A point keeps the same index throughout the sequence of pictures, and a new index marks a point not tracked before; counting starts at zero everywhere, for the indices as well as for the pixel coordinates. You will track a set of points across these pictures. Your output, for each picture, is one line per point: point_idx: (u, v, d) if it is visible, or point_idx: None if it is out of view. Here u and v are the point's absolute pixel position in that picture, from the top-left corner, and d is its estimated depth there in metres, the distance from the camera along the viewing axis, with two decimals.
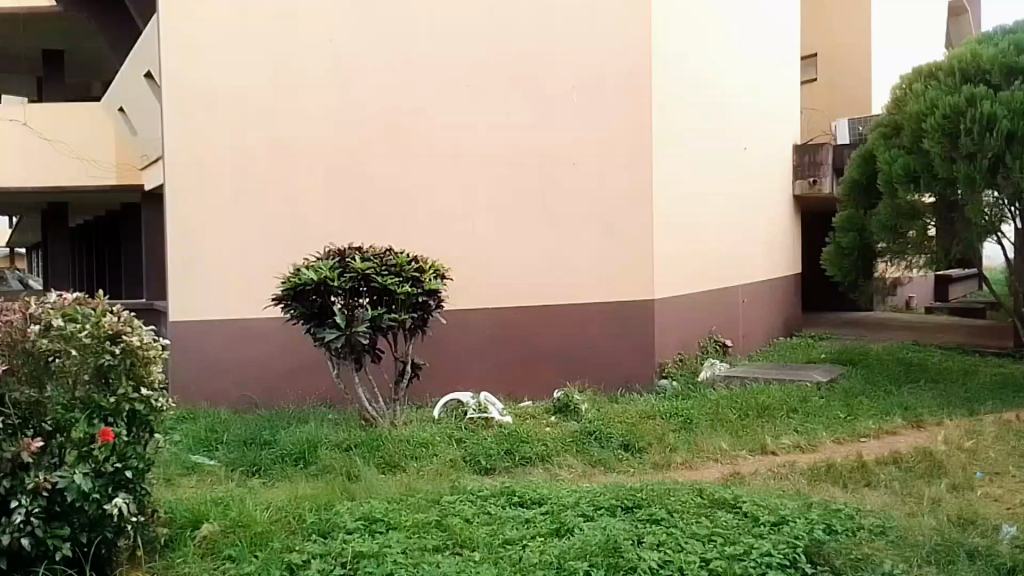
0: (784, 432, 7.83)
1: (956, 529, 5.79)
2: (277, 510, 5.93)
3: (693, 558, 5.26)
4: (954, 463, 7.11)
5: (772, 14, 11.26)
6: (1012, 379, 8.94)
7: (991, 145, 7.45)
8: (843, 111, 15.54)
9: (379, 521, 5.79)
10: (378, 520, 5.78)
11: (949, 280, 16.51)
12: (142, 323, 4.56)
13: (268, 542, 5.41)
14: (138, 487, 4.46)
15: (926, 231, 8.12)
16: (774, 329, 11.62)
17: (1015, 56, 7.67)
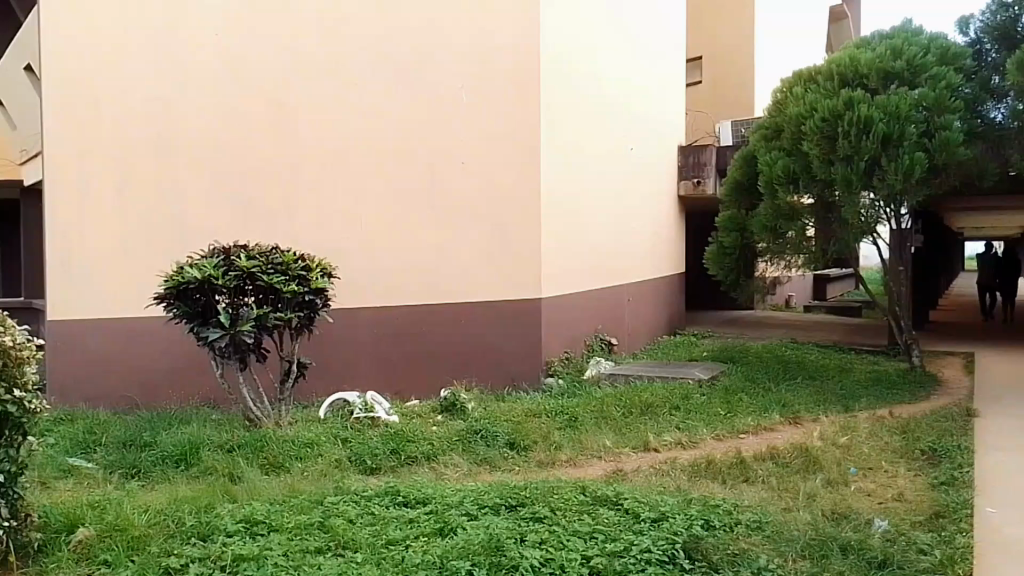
0: (667, 429, 7.92)
1: (830, 524, 5.85)
2: (156, 513, 5.73)
3: (574, 555, 5.23)
4: (829, 459, 7.21)
5: (657, 20, 11.60)
6: (885, 374, 9.23)
7: (867, 148, 7.56)
8: (724, 113, 16.10)
9: (261, 524, 5.65)
10: (260, 522, 5.64)
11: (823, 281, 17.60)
12: (15, 322, 4.41)
13: (145, 546, 5.24)
14: (12, 489, 4.43)
15: (805, 232, 8.21)
16: (657, 327, 11.96)
17: (891, 61, 7.81)
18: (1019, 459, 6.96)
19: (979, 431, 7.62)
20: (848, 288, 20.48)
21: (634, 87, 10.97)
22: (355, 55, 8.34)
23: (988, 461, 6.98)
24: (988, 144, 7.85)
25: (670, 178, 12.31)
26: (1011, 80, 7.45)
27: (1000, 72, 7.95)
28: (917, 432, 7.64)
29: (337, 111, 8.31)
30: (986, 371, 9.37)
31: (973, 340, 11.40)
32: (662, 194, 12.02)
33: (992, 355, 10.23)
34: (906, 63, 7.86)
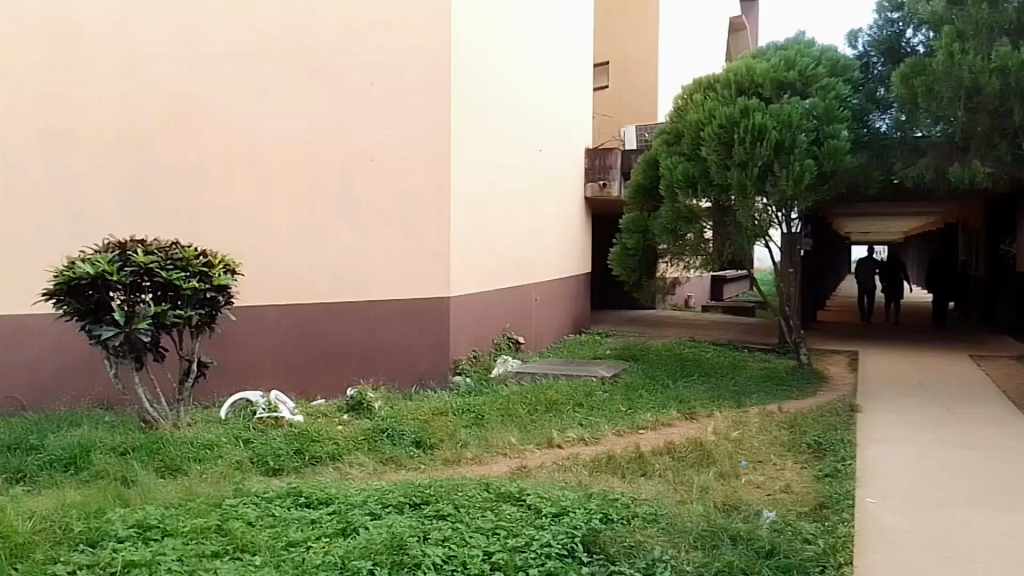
0: (570, 426, 8.09)
1: (722, 516, 6.05)
2: (42, 519, 5.51)
3: (476, 551, 5.25)
4: (722, 453, 7.48)
5: (565, 22, 11.85)
6: (775, 370, 9.70)
7: (761, 154, 7.83)
8: (628, 117, 16.53)
9: (154, 528, 5.46)
10: (153, 527, 5.45)
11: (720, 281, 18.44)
12: None
13: (29, 553, 5.01)
14: None
15: (703, 233, 8.53)
16: (563, 325, 12.23)
17: (784, 71, 8.04)
18: (898, 448, 7.39)
19: (859, 423, 8.05)
20: (744, 287, 21.77)
21: (543, 89, 11.18)
22: (263, 49, 8.15)
23: (871, 452, 7.38)
24: (873, 152, 8.28)
25: (576, 180, 12.66)
26: (895, 92, 7.80)
27: (884, 84, 8.40)
28: (803, 426, 8.00)
29: (243, 104, 8.10)
30: (868, 368, 9.95)
31: (857, 338, 12.09)
32: (570, 193, 12.33)
33: (872, 352, 10.90)
34: (799, 73, 8.11)
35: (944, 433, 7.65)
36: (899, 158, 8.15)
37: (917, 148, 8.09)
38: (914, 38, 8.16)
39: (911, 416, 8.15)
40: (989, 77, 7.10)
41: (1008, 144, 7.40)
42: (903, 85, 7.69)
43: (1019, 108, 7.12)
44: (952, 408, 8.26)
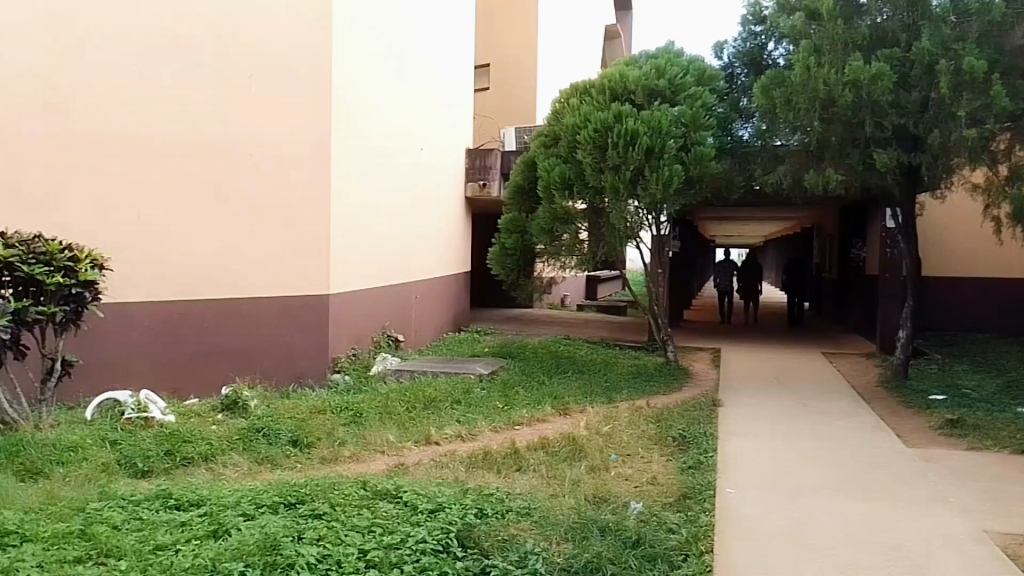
0: (447, 423, 8.17)
1: (591, 508, 6.16)
2: None
3: (352, 550, 5.16)
4: (593, 447, 7.62)
5: (444, 26, 12.09)
6: (644, 367, 10.11)
7: (632, 158, 8.05)
8: (509, 118, 16.95)
9: (11, 535, 5.22)
10: (10, 533, 5.22)
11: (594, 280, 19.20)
12: None
13: None
14: None
15: (578, 235, 8.69)
16: (443, 323, 12.50)
17: (654, 79, 8.31)
18: (756, 438, 7.76)
19: (720, 416, 8.40)
20: (616, 287, 22.44)
21: (425, 90, 11.42)
22: (141, 33, 7.79)
23: (736, 442, 7.70)
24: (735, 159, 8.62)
25: (456, 180, 12.99)
26: (757, 103, 8.00)
27: (746, 95, 8.82)
28: (669, 420, 8.28)
29: (119, 87, 7.70)
30: (733, 364, 10.47)
31: (726, 336, 12.70)
32: (448, 194, 12.57)
33: (735, 349, 11.48)
34: (668, 82, 8.40)
35: (802, 423, 8.10)
36: (760, 164, 8.52)
37: (776, 156, 8.41)
38: (775, 53, 8.44)
39: (768, 408, 8.63)
40: (843, 90, 7.25)
41: (860, 153, 7.64)
42: (764, 96, 7.86)
43: (870, 122, 7.33)
44: (806, 400, 8.81)
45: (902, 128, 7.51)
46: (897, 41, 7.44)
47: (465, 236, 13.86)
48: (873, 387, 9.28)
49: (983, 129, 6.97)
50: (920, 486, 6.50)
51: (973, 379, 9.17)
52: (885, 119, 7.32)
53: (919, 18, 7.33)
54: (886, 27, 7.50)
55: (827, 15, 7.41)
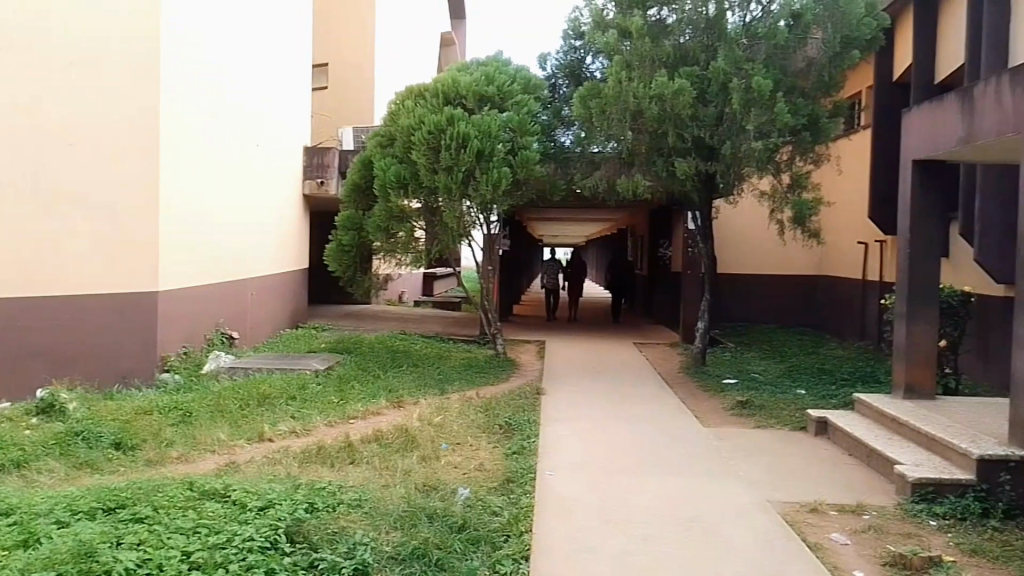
0: (282, 419, 8.14)
1: (421, 496, 6.30)
2: None
3: (174, 553, 4.87)
4: (425, 438, 7.81)
5: (281, 24, 12.04)
6: (476, 359, 10.56)
7: (464, 160, 8.36)
8: (344, 118, 17.10)
9: None
10: None
11: (431, 278, 19.65)
12: None
13: None
14: None
15: (413, 233, 8.97)
16: (280, 320, 12.46)
17: (484, 85, 8.69)
18: (576, 423, 8.28)
19: (544, 405, 8.93)
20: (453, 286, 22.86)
21: (262, 85, 11.36)
22: None
23: (556, 427, 8.20)
24: (558, 163, 9.16)
25: (292, 177, 12.96)
26: (576, 112, 8.46)
27: (567, 104, 9.44)
28: (497, 410, 8.67)
29: None
30: (561, 356, 11.12)
31: (560, 330, 13.37)
32: (285, 192, 12.56)
33: (561, 342, 12.18)
34: (497, 88, 8.82)
35: (618, 408, 8.76)
36: (579, 167, 9.07)
37: (592, 161, 9.06)
38: (593, 64, 9.36)
39: (587, 395, 9.24)
40: (649, 103, 7.86)
41: (663, 161, 8.29)
42: (582, 106, 8.36)
43: (673, 133, 7.94)
44: (622, 387, 9.55)
45: (698, 139, 8.11)
46: (697, 60, 8.11)
47: (303, 235, 13.89)
48: (676, 373, 10.22)
49: (768, 141, 7.78)
50: (714, 461, 7.23)
51: (761, 364, 10.35)
52: (686, 131, 7.96)
53: (716, 39, 8.06)
54: (688, 47, 8.16)
55: (636, 33, 8.01)
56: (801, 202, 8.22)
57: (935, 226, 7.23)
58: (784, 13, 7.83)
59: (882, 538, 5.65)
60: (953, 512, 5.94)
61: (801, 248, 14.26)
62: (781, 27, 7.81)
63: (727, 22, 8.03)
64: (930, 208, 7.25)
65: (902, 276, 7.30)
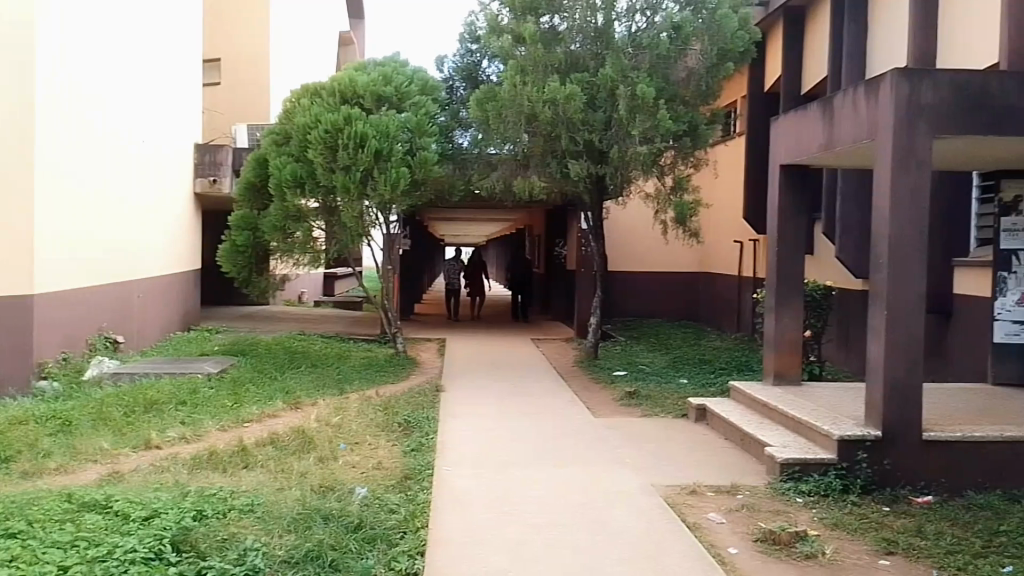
0: (170, 426, 7.89)
1: (316, 498, 6.27)
2: None
3: (48, 568, 4.69)
4: (322, 439, 7.78)
5: (169, 15, 11.61)
6: (376, 359, 10.57)
7: (362, 160, 8.37)
8: (237, 116, 16.68)
9: None
10: None
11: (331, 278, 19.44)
12: None
13: None
14: None
15: (311, 233, 8.87)
16: (170, 322, 12.03)
17: (382, 85, 8.75)
18: (474, 419, 8.45)
19: (443, 402, 9.07)
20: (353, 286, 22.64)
21: (150, 81, 10.96)
22: None
23: (454, 423, 8.36)
24: (456, 164, 9.29)
25: (182, 176, 12.55)
26: (473, 115, 8.65)
27: (464, 105, 9.61)
28: (396, 408, 8.72)
29: None
30: (460, 353, 11.33)
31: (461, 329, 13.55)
32: (174, 192, 12.13)
33: (461, 340, 12.35)
34: (394, 89, 8.90)
35: (513, 402, 9.01)
36: (476, 169, 9.27)
37: (490, 162, 9.19)
38: (489, 68, 9.56)
39: (485, 391, 9.45)
40: (543, 107, 8.15)
41: (557, 163, 8.59)
42: (479, 108, 8.55)
43: (565, 136, 8.26)
44: (519, 382, 9.82)
45: (588, 143, 8.47)
46: (586, 67, 8.48)
47: (194, 236, 13.44)
48: (571, 366, 10.59)
49: (652, 145, 8.24)
50: (605, 451, 7.56)
51: (648, 356, 10.89)
52: (577, 134, 8.29)
53: (603, 47, 8.46)
54: (579, 54, 8.51)
55: (529, 41, 8.30)
56: (682, 203, 8.73)
57: (799, 225, 7.85)
58: (666, 25, 8.30)
59: (755, 516, 6.11)
60: (818, 489, 6.51)
61: (682, 247, 15.14)
62: (663, 38, 8.27)
63: (615, 32, 8.46)
64: (796, 208, 7.87)
65: (771, 270, 7.88)
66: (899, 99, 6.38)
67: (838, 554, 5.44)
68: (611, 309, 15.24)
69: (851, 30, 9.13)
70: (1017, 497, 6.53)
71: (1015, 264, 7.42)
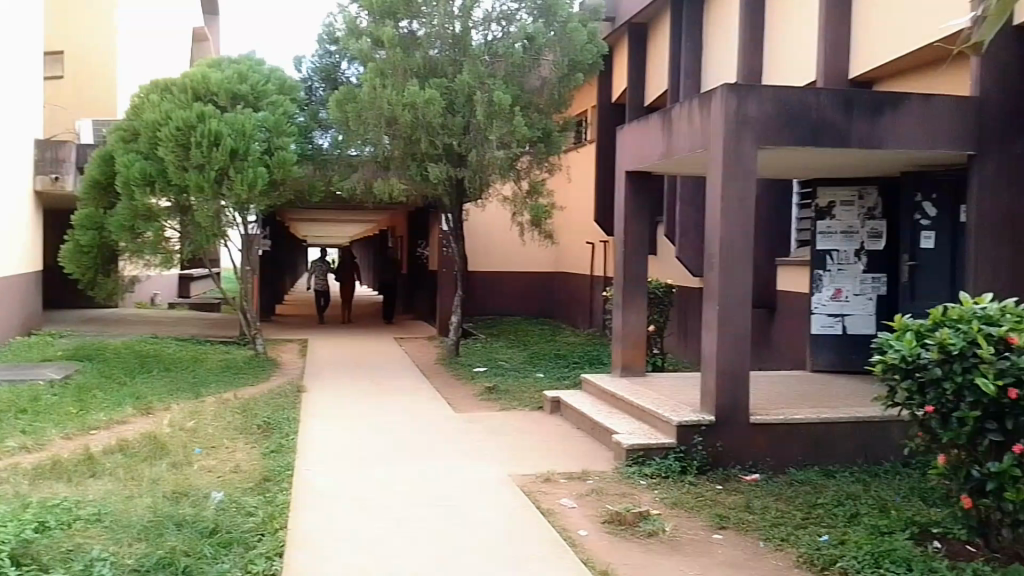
0: (8, 435, 7.42)
1: (169, 505, 6.10)
2: None
3: None
4: (176, 444, 7.60)
5: (10, 5, 10.96)
6: (234, 361, 10.41)
7: (217, 158, 8.54)
8: (85, 113, 15.94)
9: None
10: None
11: (188, 279, 18.83)
12: None
13: None
14: None
15: (162, 233, 9.02)
16: (7, 326, 11.29)
17: (236, 84, 9.00)
18: (333, 419, 8.51)
19: (303, 402, 9.09)
20: (209, 286, 21.88)
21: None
22: None
23: (315, 422, 8.40)
24: (316, 164, 9.58)
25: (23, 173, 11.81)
26: (333, 116, 8.75)
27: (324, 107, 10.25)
28: (255, 410, 8.66)
29: None
30: (318, 353, 11.35)
31: (326, 330, 13.47)
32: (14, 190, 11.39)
33: (326, 341, 12.29)
34: (250, 87, 9.17)
35: (370, 400, 9.15)
36: (337, 169, 9.52)
37: (350, 165, 9.45)
38: (348, 70, 10.44)
39: (345, 390, 9.55)
40: (402, 110, 8.38)
41: (416, 167, 8.84)
42: (339, 110, 8.70)
43: (426, 139, 8.53)
44: (381, 381, 9.94)
45: (448, 147, 8.78)
46: (445, 72, 8.83)
47: (36, 237, 12.64)
48: (433, 364, 10.86)
49: (509, 150, 8.67)
50: (462, 445, 7.84)
51: (508, 352, 11.31)
52: (437, 138, 8.59)
53: (461, 54, 8.87)
54: (438, 59, 8.87)
55: (389, 45, 8.61)
56: (537, 207, 9.19)
57: (644, 228, 8.43)
58: (520, 36, 8.80)
59: (603, 499, 6.53)
60: (659, 472, 7.02)
61: (537, 247, 15.65)
62: (517, 48, 8.78)
63: (472, 41, 8.89)
64: (640, 212, 8.46)
65: (619, 269, 8.43)
66: (728, 116, 6.89)
67: (676, 531, 5.88)
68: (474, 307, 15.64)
69: (688, 52, 10.04)
70: (832, 472, 7.19)
71: (828, 263, 8.32)
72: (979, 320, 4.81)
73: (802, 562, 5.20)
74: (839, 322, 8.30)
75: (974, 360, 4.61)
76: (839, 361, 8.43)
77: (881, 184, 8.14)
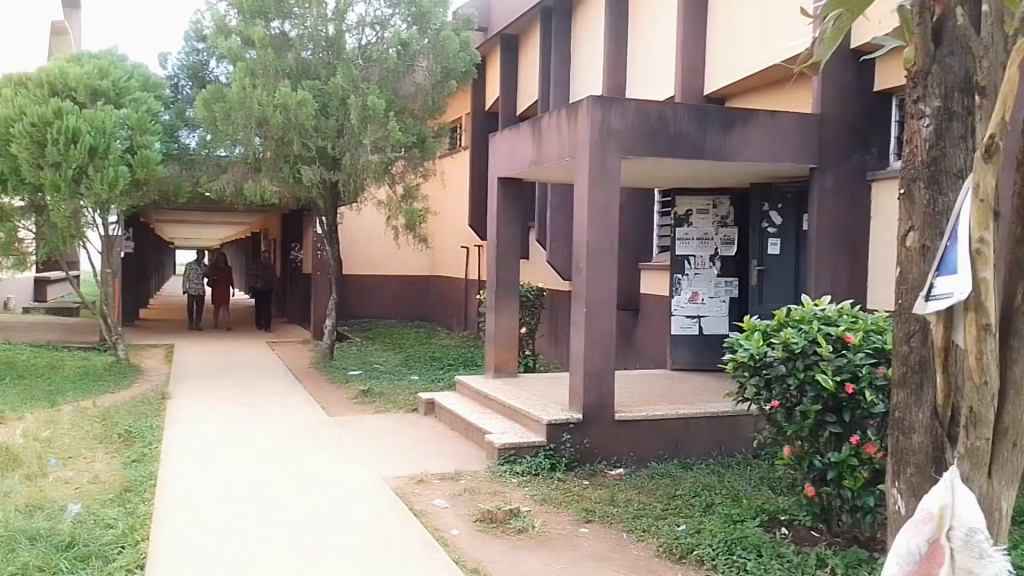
0: None
1: (21, 519, 5.73)
2: None
3: None
4: (30, 454, 7.16)
5: None
6: (94, 368, 10.03)
7: (74, 156, 8.49)
8: None
9: None
10: None
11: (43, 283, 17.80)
12: None
13: None
14: None
15: (15, 233, 9.10)
16: None
17: (96, 80, 8.88)
18: (195, 425, 8.33)
19: (167, 409, 8.87)
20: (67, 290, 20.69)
21: None
22: None
23: (179, 430, 8.19)
24: (182, 164, 10.13)
25: None
26: (200, 114, 9.01)
27: (191, 105, 10.73)
28: (115, 419, 8.34)
29: None
30: (182, 359, 11.04)
31: (197, 335, 13.06)
32: None
33: (199, 347, 11.97)
34: (111, 83, 9.06)
35: (233, 405, 9.04)
36: (203, 170, 10.13)
37: (219, 165, 10.09)
38: (216, 69, 10.93)
39: (211, 395, 9.37)
40: (275, 112, 8.64)
41: (289, 168, 9.23)
42: (206, 108, 9.01)
43: (298, 141, 8.89)
44: (253, 386, 9.81)
45: (321, 150, 9.19)
46: (318, 74, 9.18)
47: None
48: (307, 367, 10.81)
49: (384, 155, 9.08)
50: (329, 448, 7.81)
51: (382, 355, 11.39)
52: (310, 140, 8.96)
53: (334, 57, 9.24)
54: (310, 61, 9.21)
55: (259, 46, 8.88)
56: (411, 209, 9.74)
57: (516, 233, 8.68)
58: (394, 42, 9.21)
59: (475, 498, 6.61)
60: (529, 469, 7.21)
61: (413, 251, 15.91)
62: (391, 54, 9.18)
63: (345, 44, 9.28)
64: (510, 219, 8.69)
65: (492, 272, 8.63)
66: (593, 126, 7.07)
67: (545, 526, 5.99)
68: (350, 310, 15.67)
69: (559, 62, 10.44)
70: (689, 464, 7.49)
71: (686, 267, 8.83)
72: (819, 320, 5.27)
73: (662, 552, 5.38)
74: (696, 323, 8.83)
75: (814, 358, 4.99)
76: (697, 358, 8.95)
77: (733, 195, 8.72)
